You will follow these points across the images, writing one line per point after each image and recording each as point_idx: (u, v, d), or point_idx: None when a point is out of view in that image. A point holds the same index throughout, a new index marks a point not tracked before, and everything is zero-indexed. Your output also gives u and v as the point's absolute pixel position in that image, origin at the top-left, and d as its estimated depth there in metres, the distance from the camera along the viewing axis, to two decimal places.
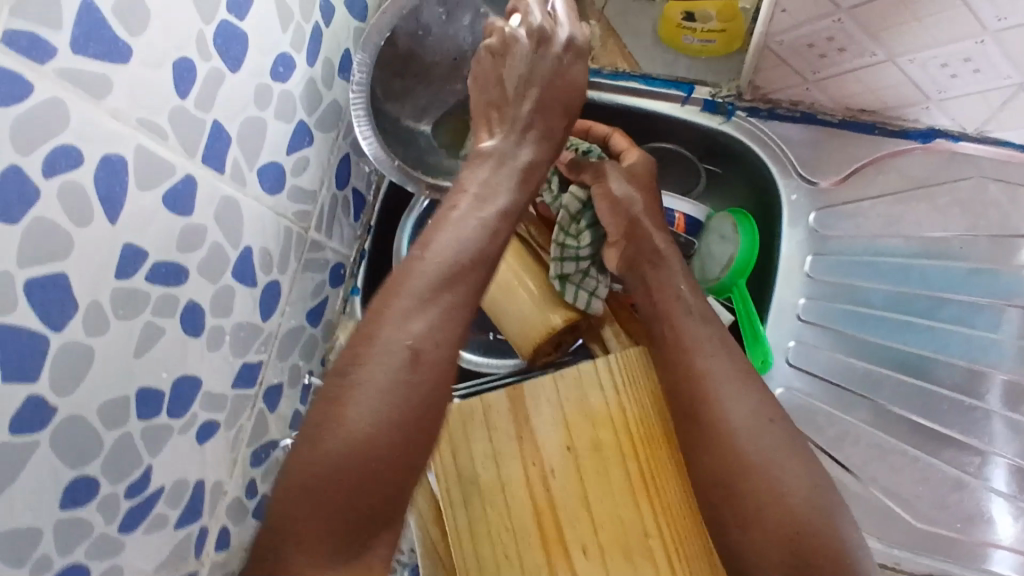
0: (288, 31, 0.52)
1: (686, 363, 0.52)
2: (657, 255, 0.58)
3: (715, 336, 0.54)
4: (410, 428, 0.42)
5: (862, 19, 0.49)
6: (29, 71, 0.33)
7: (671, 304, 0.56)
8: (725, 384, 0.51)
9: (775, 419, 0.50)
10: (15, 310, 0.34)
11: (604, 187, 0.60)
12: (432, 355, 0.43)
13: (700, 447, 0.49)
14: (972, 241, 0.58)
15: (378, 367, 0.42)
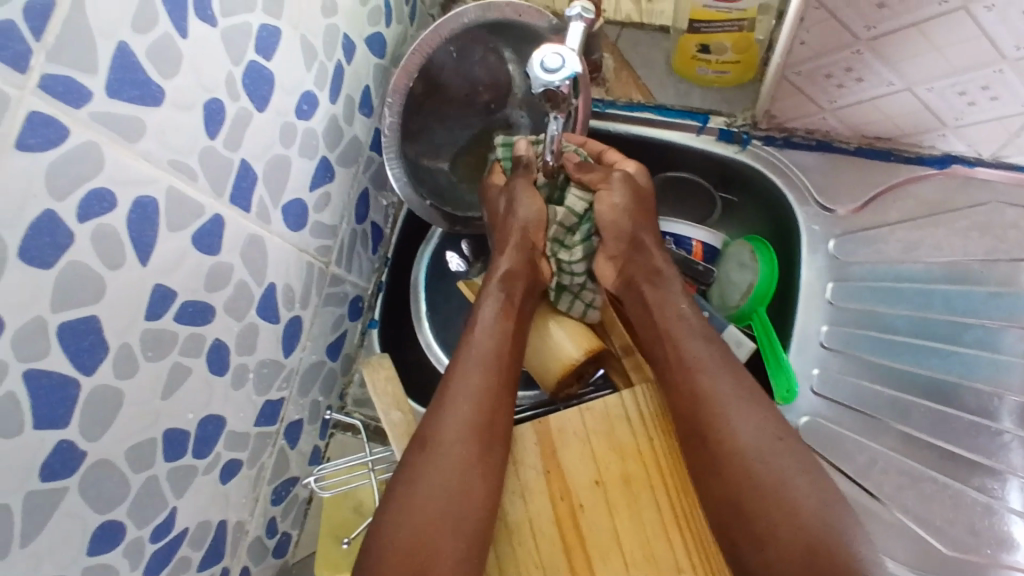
0: (313, 69, 0.52)
1: (692, 384, 0.52)
2: (656, 274, 0.58)
3: (720, 355, 0.54)
4: (475, 440, 0.49)
5: (880, 50, 0.51)
6: (65, 117, 0.34)
7: (675, 324, 0.56)
8: (732, 403, 0.51)
9: (782, 437, 0.50)
10: (49, 355, 0.36)
11: (605, 199, 0.59)
12: (490, 376, 0.52)
13: (714, 470, 0.49)
14: (990, 265, 0.59)
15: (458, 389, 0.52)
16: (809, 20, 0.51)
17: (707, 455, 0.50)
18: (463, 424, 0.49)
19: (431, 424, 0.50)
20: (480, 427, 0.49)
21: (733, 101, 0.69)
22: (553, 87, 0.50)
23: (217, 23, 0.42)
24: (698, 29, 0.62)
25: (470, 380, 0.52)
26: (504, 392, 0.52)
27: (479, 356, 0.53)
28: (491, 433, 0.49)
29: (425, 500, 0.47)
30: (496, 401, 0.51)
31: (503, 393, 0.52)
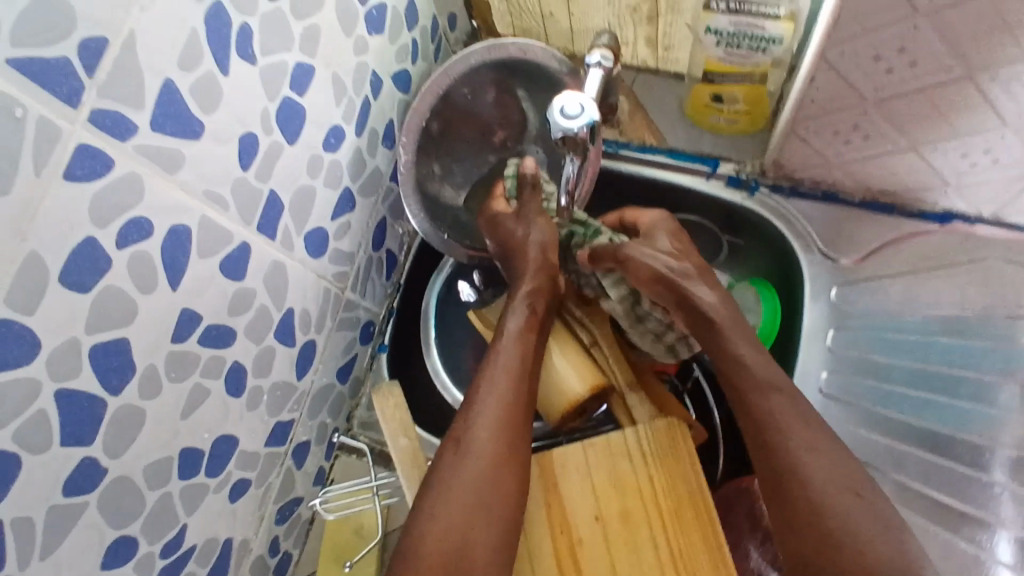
0: (341, 104, 0.55)
1: (759, 427, 0.47)
2: (708, 323, 0.53)
3: (792, 398, 0.47)
4: (513, 430, 0.48)
5: (887, 111, 0.53)
6: (112, 149, 0.36)
7: (735, 368, 0.50)
8: (806, 452, 0.44)
9: (863, 492, 0.42)
10: (80, 375, 0.37)
11: (635, 272, 0.57)
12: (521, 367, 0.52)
13: (786, 523, 0.43)
14: (991, 317, 0.57)
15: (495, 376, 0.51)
16: (819, 81, 0.53)
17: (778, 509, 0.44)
18: (496, 418, 0.48)
19: (460, 425, 0.48)
20: (513, 424, 0.48)
21: (742, 150, 0.71)
22: (572, 132, 0.52)
23: (257, 61, 0.44)
24: (713, 80, 0.65)
25: (497, 381, 0.50)
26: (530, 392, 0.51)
27: (511, 353, 0.52)
28: (519, 435, 0.48)
29: (456, 499, 0.44)
30: (522, 403, 0.50)
31: (528, 396, 0.51)
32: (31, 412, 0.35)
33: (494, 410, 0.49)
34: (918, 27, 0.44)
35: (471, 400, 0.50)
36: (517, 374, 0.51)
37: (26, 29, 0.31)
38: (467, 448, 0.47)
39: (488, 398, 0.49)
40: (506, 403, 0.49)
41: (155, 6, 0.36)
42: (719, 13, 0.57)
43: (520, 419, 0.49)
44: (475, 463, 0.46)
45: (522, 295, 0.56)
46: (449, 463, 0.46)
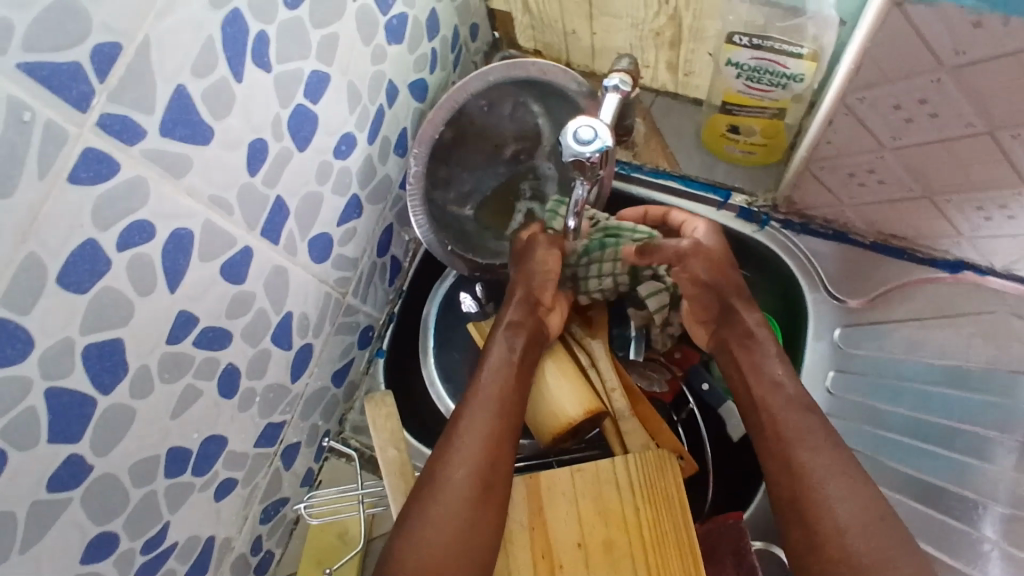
0: (355, 112, 0.55)
1: (785, 452, 0.48)
2: (748, 338, 0.55)
3: (825, 428, 0.49)
4: (487, 466, 0.49)
5: (904, 159, 0.52)
6: (118, 152, 0.36)
7: (768, 391, 0.51)
8: (831, 480, 0.46)
9: (886, 518, 0.44)
10: (72, 374, 0.38)
11: (686, 272, 0.57)
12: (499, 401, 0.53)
13: (810, 549, 0.45)
14: (991, 371, 0.58)
15: (472, 414, 0.52)
16: (837, 124, 0.52)
17: (802, 534, 0.45)
18: (471, 456, 0.49)
19: (440, 460, 0.50)
20: (486, 461, 0.49)
21: (757, 181, 0.70)
22: (583, 157, 0.52)
23: (272, 69, 0.45)
24: (731, 111, 0.64)
25: (476, 418, 0.51)
26: (509, 426, 0.52)
27: (490, 388, 0.53)
28: (498, 469, 0.49)
29: (433, 538, 0.46)
30: (502, 436, 0.51)
31: (508, 429, 0.52)
32: (20, 408, 0.35)
33: (472, 447, 0.50)
34: (940, 80, 0.43)
35: (452, 435, 0.51)
36: (497, 409, 0.52)
37: (40, 34, 0.31)
38: (445, 486, 0.48)
39: (467, 434, 0.50)
40: (484, 439, 0.50)
41: (172, 13, 0.36)
42: (742, 46, 0.57)
43: (494, 455, 0.50)
44: (452, 500, 0.47)
45: (507, 325, 0.57)
46: (430, 499, 0.48)
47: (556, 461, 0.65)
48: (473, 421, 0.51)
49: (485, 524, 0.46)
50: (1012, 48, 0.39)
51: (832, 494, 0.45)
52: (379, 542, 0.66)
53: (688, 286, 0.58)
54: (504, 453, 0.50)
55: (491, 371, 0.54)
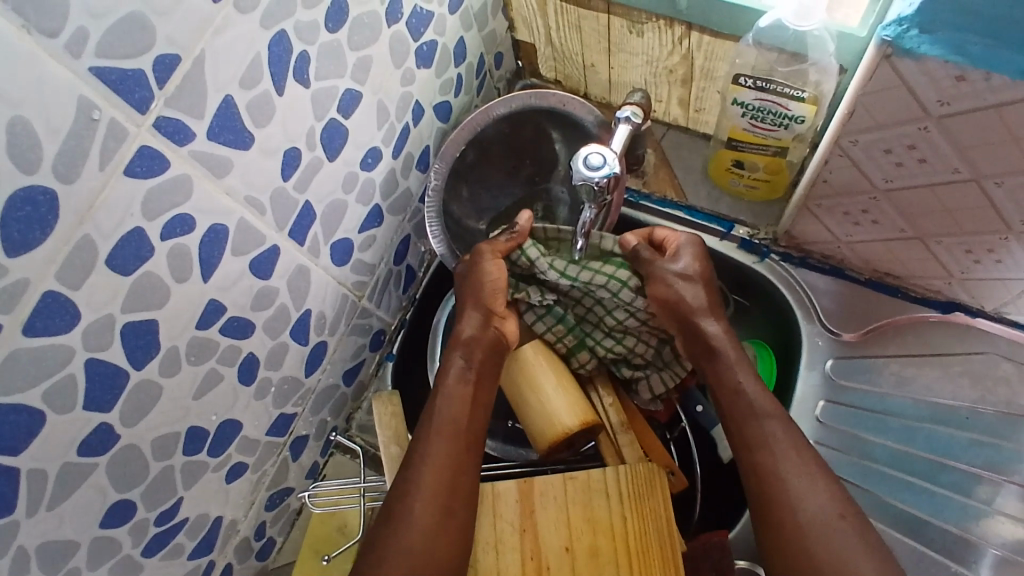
0: (383, 128, 0.59)
1: (751, 457, 0.52)
2: (711, 352, 0.58)
3: (790, 431, 0.52)
4: (442, 495, 0.51)
5: (896, 202, 0.55)
6: (169, 152, 0.40)
7: (734, 399, 0.56)
8: (793, 480, 0.49)
9: (847, 516, 0.47)
10: (110, 348, 0.41)
11: (657, 289, 0.60)
12: (451, 430, 0.55)
13: (776, 548, 0.48)
14: (979, 412, 0.62)
15: (426, 448, 0.54)
16: (832, 165, 0.55)
17: (768, 533, 0.49)
18: (425, 487, 0.51)
19: (397, 494, 0.52)
20: (440, 490, 0.51)
21: (759, 215, 0.73)
22: (592, 182, 0.56)
23: (310, 84, 0.49)
24: (736, 147, 0.67)
25: (431, 446, 0.54)
26: (461, 454, 0.54)
27: (443, 422, 0.56)
28: (455, 492, 0.52)
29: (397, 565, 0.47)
30: (456, 459, 0.54)
31: (464, 451, 0.55)
32: (62, 375, 0.39)
33: (428, 472, 0.52)
34: (928, 128, 0.46)
35: (409, 464, 0.54)
36: (450, 434, 0.55)
37: (112, 41, 0.35)
38: (405, 516, 0.50)
39: (425, 462, 0.53)
40: (441, 465, 0.53)
41: (226, 30, 0.41)
42: (747, 88, 0.60)
43: (449, 484, 0.52)
44: (409, 526, 0.49)
45: (460, 355, 0.60)
46: (396, 527, 0.50)
47: (551, 469, 0.68)
48: (428, 450, 0.54)
49: (445, 548, 0.49)
50: (994, 102, 0.42)
51: (795, 493, 0.49)
52: None
53: (655, 297, 0.61)
54: (459, 474, 0.53)
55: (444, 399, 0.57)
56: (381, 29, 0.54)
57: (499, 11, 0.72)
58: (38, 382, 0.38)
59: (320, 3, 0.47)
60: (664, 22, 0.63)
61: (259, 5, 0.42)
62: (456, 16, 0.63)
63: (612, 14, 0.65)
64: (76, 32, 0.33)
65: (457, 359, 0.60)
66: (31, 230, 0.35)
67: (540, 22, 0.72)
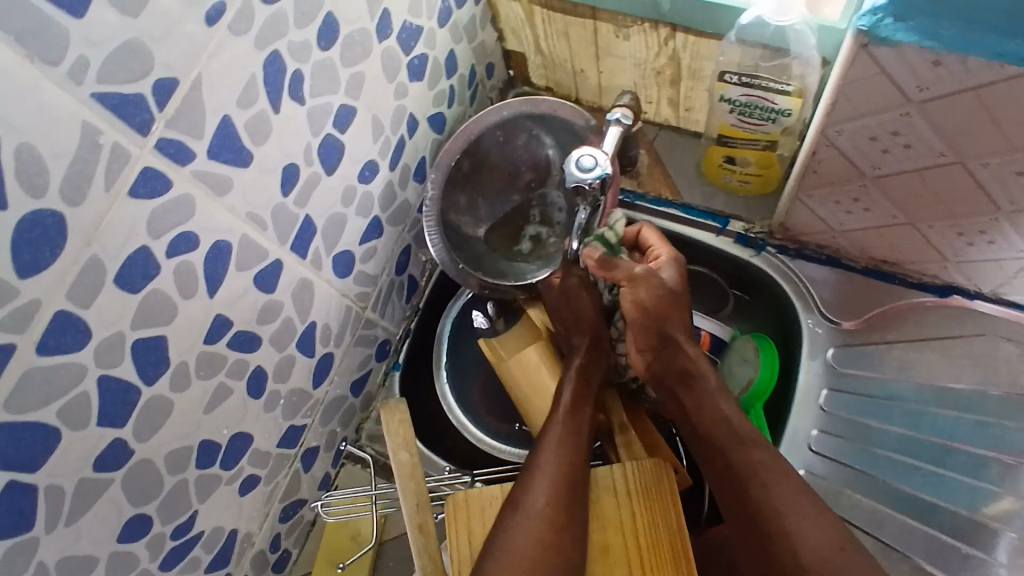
0: (378, 142, 0.61)
1: (748, 484, 0.53)
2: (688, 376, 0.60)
3: (775, 461, 0.53)
4: (569, 489, 0.54)
5: (886, 187, 0.56)
6: (172, 173, 0.42)
7: (718, 425, 0.57)
8: (789, 513, 0.50)
9: (847, 549, 0.48)
10: (121, 365, 0.43)
11: (633, 297, 0.60)
12: (570, 433, 0.59)
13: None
14: (983, 393, 0.62)
15: (548, 448, 0.58)
16: (820, 155, 0.56)
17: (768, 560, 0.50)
18: (546, 482, 0.55)
19: (519, 488, 0.56)
20: (564, 486, 0.55)
21: (753, 209, 0.74)
22: (584, 184, 0.57)
23: (305, 101, 0.50)
24: (726, 143, 0.68)
25: (547, 465, 0.56)
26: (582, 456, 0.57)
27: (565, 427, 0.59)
28: (577, 496, 0.54)
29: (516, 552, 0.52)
30: (568, 482, 0.55)
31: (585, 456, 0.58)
32: (76, 392, 0.40)
33: (548, 468, 0.56)
34: (909, 114, 0.47)
35: (531, 465, 0.58)
36: (570, 458, 0.57)
37: (110, 68, 0.37)
38: (529, 507, 0.54)
39: (547, 461, 0.57)
40: (561, 464, 0.56)
41: (221, 54, 0.42)
42: (733, 84, 0.61)
43: (575, 482, 0.55)
44: (532, 518, 0.53)
45: (575, 364, 0.64)
46: (505, 540, 0.52)
47: None
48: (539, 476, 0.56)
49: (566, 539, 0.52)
50: (971, 84, 0.42)
51: (795, 521, 0.50)
52: (392, 544, 0.70)
53: (630, 312, 0.61)
54: (582, 476, 0.55)
55: (561, 426, 0.59)
56: (372, 45, 0.55)
57: (488, 23, 0.73)
58: (53, 400, 0.39)
59: (311, 23, 0.48)
60: (649, 25, 0.65)
61: (251, 28, 0.44)
62: (445, 30, 0.65)
63: (597, 20, 0.66)
64: (77, 61, 0.35)
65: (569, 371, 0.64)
66: (41, 251, 0.36)
67: (528, 31, 0.73)
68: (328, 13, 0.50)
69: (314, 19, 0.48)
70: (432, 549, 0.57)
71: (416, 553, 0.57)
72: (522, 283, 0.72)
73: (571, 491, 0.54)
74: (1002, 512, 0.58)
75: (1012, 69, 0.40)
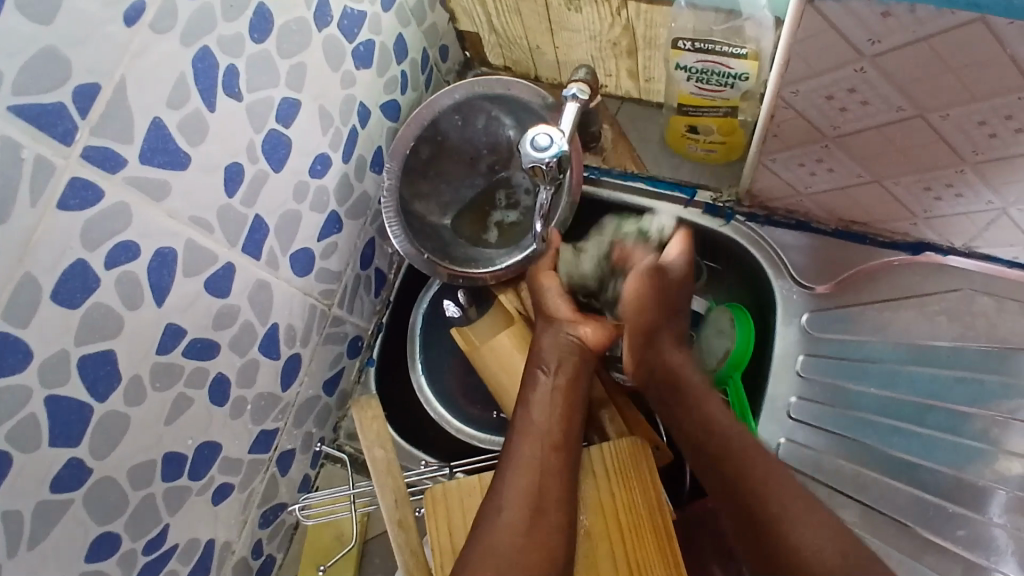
0: (328, 134, 0.59)
1: (765, 511, 0.49)
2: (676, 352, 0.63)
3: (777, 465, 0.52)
4: (546, 480, 0.52)
5: (847, 147, 0.55)
6: (103, 181, 0.40)
7: (735, 437, 0.54)
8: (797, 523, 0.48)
9: (849, 554, 0.45)
10: (68, 383, 0.41)
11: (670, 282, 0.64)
12: (550, 419, 0.56)
13: None
14: (962, 349, 0.62)
15: (526, 437, 0.56)
16: (780, 118, 0.55)
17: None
18: (523, 473, 0.53)
19: (497, 481, 0.54)
20: (540, 476, 0.52)
21: (721, 178, 0.73)
22: (541, 163, 0.56)
23: (243, 97, 0.49)
24: (688, 112, 0.67)
25: (525, 453, 0.54)
26: (561, 444, 0.55)
27: (543, 416, 0.57)
28: (553, 483, 0.52)
29: (493, 548, 0.49)
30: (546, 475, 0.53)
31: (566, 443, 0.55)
32: (22, 415, 0.39)
33: (524, 462, 0.54)
34: (864, 69, 0.46)
35: (510, 456, 0.55)
36: (548, 447, 0.54)
37: (27, 78, 0.35)
38: (506, 500, 0.52)
39: (524, 451, 0.55)
40: (539, 456, 0.54)
41: (145, 53, 0.41)
42: (686, 51, 0.60)
43: (551, 470, 0.53)
44: (508, 512, 0.51)
45: (551, 347, 0.61)
46: (481, 541, 0.50)
47: None
48: (515, 470, 0.53)
49: (542, 534, 0.49)
50: (924, 34, 0.41)
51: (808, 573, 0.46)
52: (376, 541, 0.69)
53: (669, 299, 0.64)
54: (559, 465, 0.53)
55: (541, 412, 0.57)
56: (311, 34, 0.53)
57: (437, 4, 0.71)
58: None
59: (241, 15, 0.46)
60: None
61: (176, 24, 0.42)
62: (391, 14, 0.63)
63: None
64: None
65: (549, 343, 0.62)
66: None
67: (479, 9, 0.71)
68: (259, 3, 0.48)
69: (245, 10, 0.47)
70: (413, 543, 0.57)
71: (397, 549, 0.56)
72: (492, 267, 0.69)
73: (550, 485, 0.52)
74: (992, 467, 0.60)
75: (964, 15, 0.39)
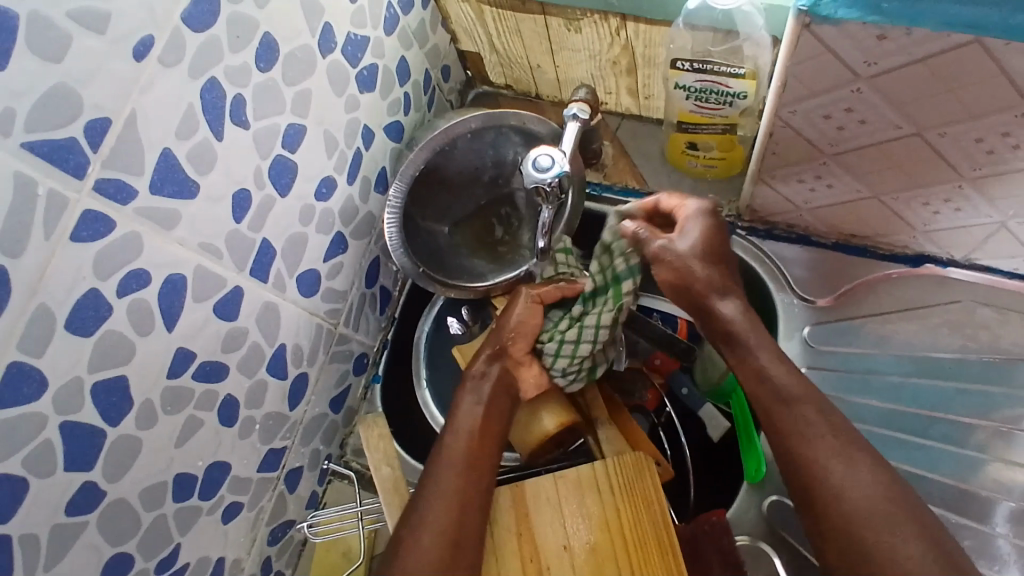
0: (333, 157, 0.60)
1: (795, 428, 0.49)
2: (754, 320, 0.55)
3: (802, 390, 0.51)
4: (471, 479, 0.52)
5: (846, 164, 0.56)
6: (114, 213, 0.41)
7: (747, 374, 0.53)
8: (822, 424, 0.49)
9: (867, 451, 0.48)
10: (83, 410, 0.42)
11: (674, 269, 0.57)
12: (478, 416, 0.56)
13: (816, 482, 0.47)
14: (962, 360, 0.63)
15: (456, 431, 0.55)
16: (778, 136, 0.55)
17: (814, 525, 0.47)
18: (450, 474, 0.52)
19: (424, 482, 0.53)
20: (467, 474, 0.52)
21: (722, 192, 0.74)
22: (543, 184, 0.57)
23: (250, 125, 0.50)
24: (687, 129, 0.68)
25: (453, 455, 0.53)
26: (487, 446, 0.55)
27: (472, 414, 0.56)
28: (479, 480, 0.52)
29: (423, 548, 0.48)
30: (480, 479, 0.52)
31: (490, 447, 0.55)
32: (38, 442, 0.40)
33: (451, 465, 0.53)
34: (861, 89, 0.47)
35: (436, 456, 0.54)
36: (477, 444, 0.54)
37: (40, 116, 0.36)
38: (432, 499, 0.51)
39: (449, 448, 0.54)
40: (461, 455, 0.53)
41: (154, 86, 0.42)
42: (685, 71, 0.61)
43: (477, 470, 0.53)
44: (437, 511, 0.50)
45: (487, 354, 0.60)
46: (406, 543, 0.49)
47: (544, 470, 0.67)
48: (443, 473, 0.52)
49: (463, 531, 0.49)
50: (920, 56, 0.42)
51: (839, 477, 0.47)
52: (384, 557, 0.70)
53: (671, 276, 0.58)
54: (483, 466, 0.53)
55: (468, 405, 0.57)
56: (315, 61, 0.54)
57: (439, 26, 0.72)
58: (14, 452, 0.39)
59: (247, 46, 0.48)
60: (599, 16, 0.64)
61: (183, 58, 0.43)
62: (393, 37, 0.64)
63: (547, 14, 0.66)
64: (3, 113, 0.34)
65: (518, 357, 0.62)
66: None
67: (480, 31, 0.72)
68: (265, 33, 0.49)
69: (251, 41, 0.48)
70: None
71: None
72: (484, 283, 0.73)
73: (482, 478, 0.52)
74: (995, 480, 0.60)
75: (959, 37, 0.39)
